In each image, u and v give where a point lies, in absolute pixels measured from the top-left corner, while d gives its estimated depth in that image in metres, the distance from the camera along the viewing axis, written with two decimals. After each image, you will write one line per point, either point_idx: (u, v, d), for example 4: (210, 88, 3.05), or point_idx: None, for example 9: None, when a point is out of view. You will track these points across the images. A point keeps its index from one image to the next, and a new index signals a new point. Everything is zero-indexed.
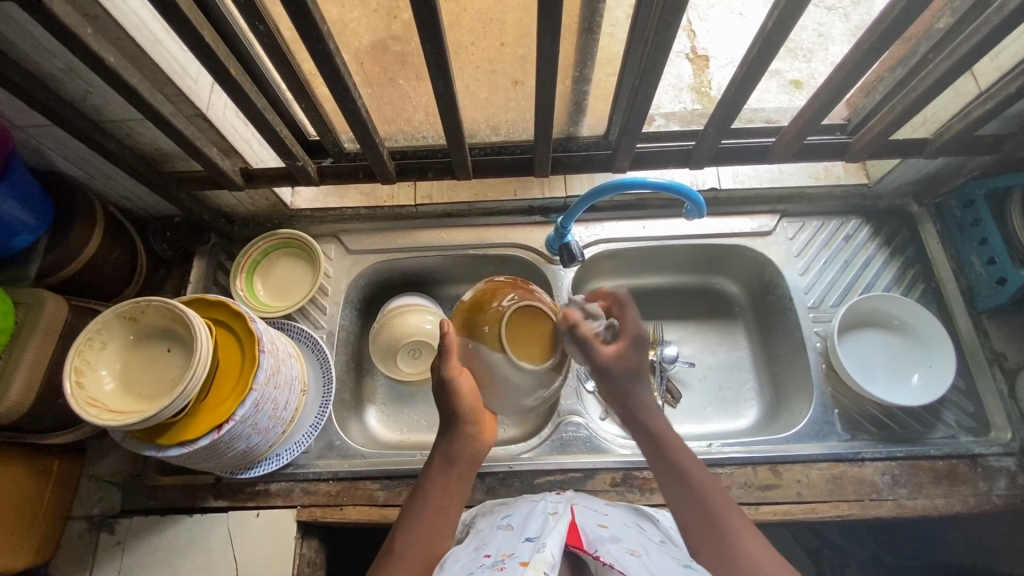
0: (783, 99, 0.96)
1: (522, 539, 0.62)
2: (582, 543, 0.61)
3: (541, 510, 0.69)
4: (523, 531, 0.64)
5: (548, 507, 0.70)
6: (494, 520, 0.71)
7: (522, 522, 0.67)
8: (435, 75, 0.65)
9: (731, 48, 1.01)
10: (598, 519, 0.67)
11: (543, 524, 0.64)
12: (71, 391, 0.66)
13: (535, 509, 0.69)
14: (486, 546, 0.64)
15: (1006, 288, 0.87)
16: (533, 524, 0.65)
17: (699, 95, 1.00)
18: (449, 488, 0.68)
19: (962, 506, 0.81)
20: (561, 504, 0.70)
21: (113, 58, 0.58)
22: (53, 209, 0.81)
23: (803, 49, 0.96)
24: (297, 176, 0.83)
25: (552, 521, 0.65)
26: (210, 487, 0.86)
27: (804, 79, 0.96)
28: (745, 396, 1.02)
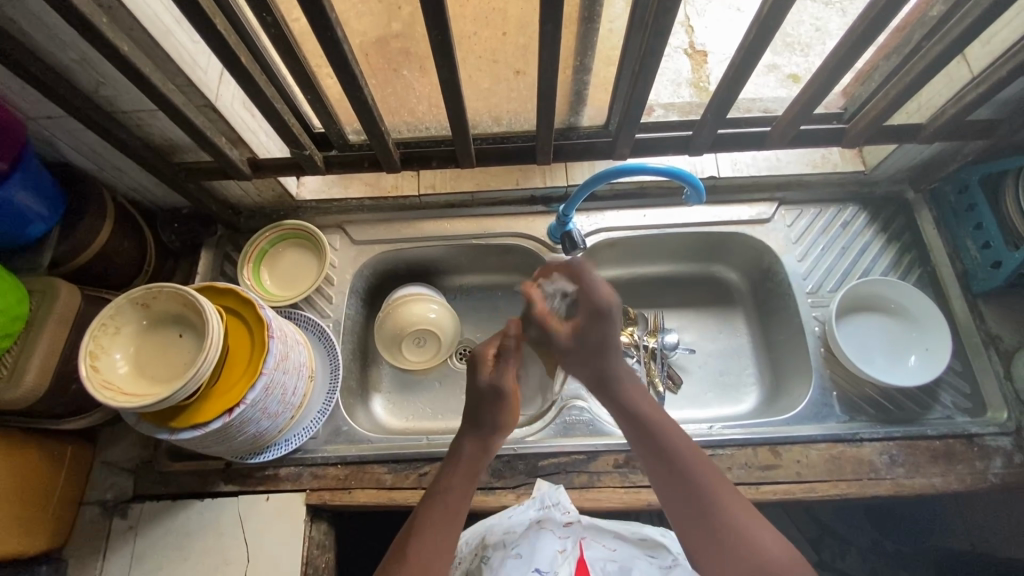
0: (781, 92, 0.98)
1: (532, 571, 0.74)
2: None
3: (552, 542, 0.77)
4: (533, 561, 0.75)
5: (558, 539, 0.78)
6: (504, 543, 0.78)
7: (531, 551, 0.76)
8: (440, 61, 0.67)
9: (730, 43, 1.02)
10: (605, 553, 0.78)
11: (552, 560, 0.76)
12: (86, 373, 0.67)
13: (545, 538, 0.77)
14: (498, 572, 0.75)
15: (1003, 271, 0.88)
16: (542, 557, 0.76)
17: (699, 90, 1.02)
18: (465, 488, 0.71)
19: (959, 485, 0.83)
20: (569, 539, 0.78)
21: (127, 47, 0.60)
22: (64, 200, 0.82)
23: (801, 43, 0.97)
24: (304, 166, 0.85)
25: (559, 558, 0.76)
26: (220, 472, 0.88)
27: (802, 73, 0.97)
28: (745, 381, 1.03)
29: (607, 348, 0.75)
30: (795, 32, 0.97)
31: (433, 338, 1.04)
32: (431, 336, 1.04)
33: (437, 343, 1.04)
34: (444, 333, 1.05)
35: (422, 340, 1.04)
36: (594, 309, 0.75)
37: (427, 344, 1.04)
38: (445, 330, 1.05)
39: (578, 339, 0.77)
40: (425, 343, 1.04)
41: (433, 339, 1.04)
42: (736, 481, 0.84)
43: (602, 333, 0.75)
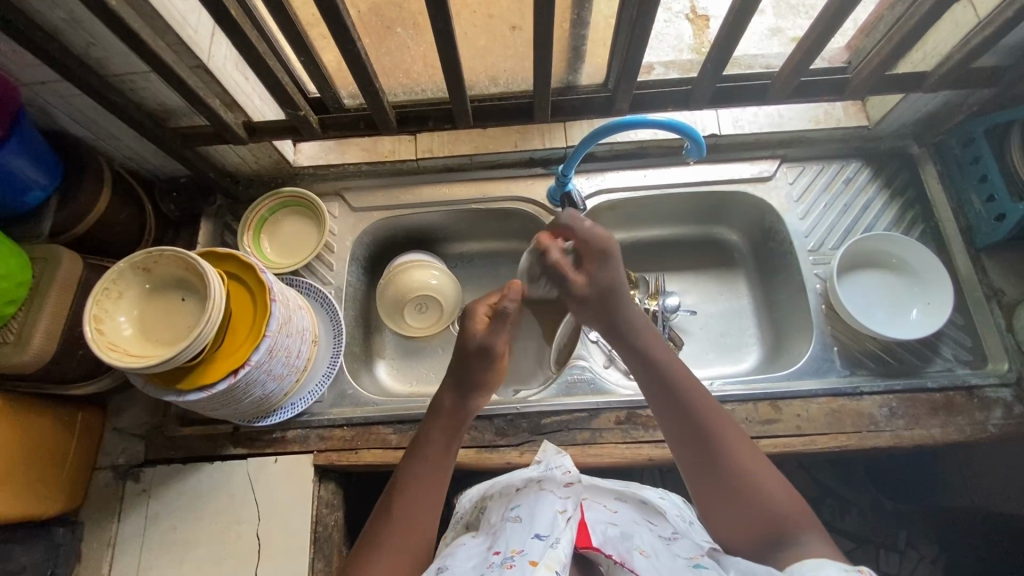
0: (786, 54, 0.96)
1: (532, 536, 0.62)
2: (592, 543, 0.63)
3: (551, 503, 0.66)
4: (532, 526, 0.63)
5: (558, 501, 0.67)
6: (504, 512, 0.70)
7: (530, 513, 0.65)
8: (433, 11, 0.65)
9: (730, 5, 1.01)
10: (606, 516, 0.69)
11: (553, 523, 0.63)
12: (91, 336, 0.68)
13: (545, 501, 0.67)
14: (496, 543, 0.64)
15: (1005, 224, 0.87)
16: (543, 520, 0.64)
17: (699, 56, 1.00)
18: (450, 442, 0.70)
19: (958, 435, 0.84)
20: (570, 500, 0.67)
21: (115, 2, 0.59)
22: (61, 167, 0.82)
23: (805, 6, 0.98)
24: (300, 129, 0.84)
25: (561, 521, 0.63)
26: (229, 436, 0.89)
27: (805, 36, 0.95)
28: (746, 340, 1.04)
29: (613, 291, 0.71)
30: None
31: (434, 303, 1.05)
32: (432, 301, 1.04)
33: (437, 307, 1.05)
34: (443, 298, 1.05)
35: (422, 305, 1.04)
36: (597, 251, 0.72)
37: (427, 308, 1.05)
38: (442, 295, 1.05)
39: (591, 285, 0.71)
40: (425, 309, 1.05)
41: (434, 304, 1.05)
42: None
43: (610, 276, 0.71)
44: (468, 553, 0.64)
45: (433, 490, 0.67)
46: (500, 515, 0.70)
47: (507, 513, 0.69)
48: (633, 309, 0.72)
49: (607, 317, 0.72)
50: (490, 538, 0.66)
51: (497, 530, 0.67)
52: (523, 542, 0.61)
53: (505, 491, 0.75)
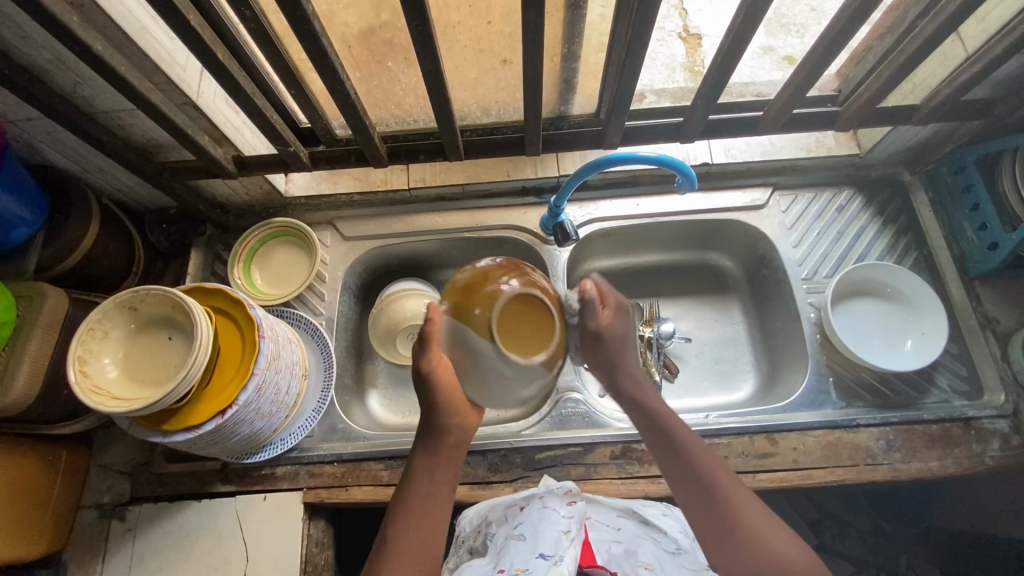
0: (776, 76, 0.97)
1: (537, 555, 0.64)
2: (596, 561, 0.65)
3: (555, 522, 0.68)
4: (538, 545, 0.66)
5: (561, 520, 0.69)
6: (508, 530, 0.72)
7: (535, 532, 0.68)
8: (422, 52, 0.64)
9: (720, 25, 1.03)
10: (610, 535, 0.71)
11: (558, 542, 0.65)
12: (75, 380, 0.67)
13: (548, 518, 0.70)
14: (502, 561, 0.67)
15: (999, 253, 0.87)
16: (547, 538, 0.66)
17: (693, 74, 1.01)
18: (442, 463, 0.65)
19: (955, 468, 0.83)
20: (574, 518, 0.69)
21: (101, 46, 0.58)
22: (48, 203, 0.81)
23: (796, 23, 0.96)
24: (290, 162, 0.84)
25: (565, 539, 0.65)
26: (217, 473, 0.88)
27: (797, 55, 0.96)
28: (741, 368, 1.03)
29: (624, 342, 0.65)
30: (791, 11, 0.96)
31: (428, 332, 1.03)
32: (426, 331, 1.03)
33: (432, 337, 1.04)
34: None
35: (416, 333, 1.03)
36: (618, 303, 0.66)
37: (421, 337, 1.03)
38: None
39: (602, 334, 0.64)
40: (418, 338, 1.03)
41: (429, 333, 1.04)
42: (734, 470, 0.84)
43: (626, 325, 0.66)
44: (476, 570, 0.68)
45: (427, 524, 0.62)
46: (505, 533, 0.72)
47: (513, 532, 0.71)
48: (633, 361, 0.67)
49: (606, 368, 0.67)
50: (496, 556, 0.69)
51: (502, 547, 0.69)
52: (528, 561, 0.64)
53: (508, 509, 0.77)
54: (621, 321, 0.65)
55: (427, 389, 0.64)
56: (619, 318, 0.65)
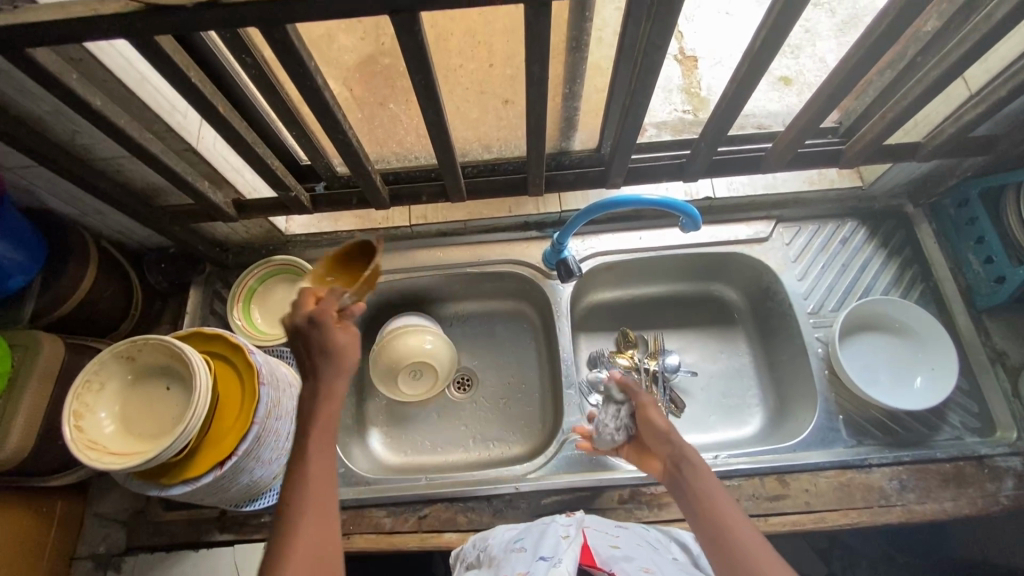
0: (773, 96, 0.98)
1: (537, 558, 0.63)
2: (595, 562, 0.62)
3: (555, 530, 0.69)
4: (537, 550, 0.65)
5: (561, 528, 0.70)
6: (507, 545, 0.71)
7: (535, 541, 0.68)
8: (425, 105, 0.63)
9: (717, 47, 1.03)
10: (610, 540, 0.69)
11: (556, 546, 0.64)
12: (71, 436, 0.65)
13: (549, 530, 0.69)
14: (501, 569, 0.65)
15: (1005, 287, 0.87)
16: (547, 543, 0.66)
17: (690, 96, 1.02)
18: (319, 463, 0.56)
19: (970, 509, 0.81)
20: (573, 525, 0.70)
21: (101, 102, 0.57)
22: (45, 248, 0.80)
23: (791, 46, 0.98)
24: (291, 206, 0.83)
25: (565, 543, 0.66)
26: (215, 521, 0.86)
27: (792, 76, 0.98)
28: (749, 403, 1.01)
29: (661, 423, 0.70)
30: None
31: (431, 368, 1.00)
32: (428, 367, 0.99)
33: (433, 372, 1.00)
34: (437, 365, 1.00)
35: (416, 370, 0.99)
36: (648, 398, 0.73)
37: (423, 372, 1.00)
38: (438, 363, 1.00)
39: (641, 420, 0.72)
40: (420, 374, 1.00)
41: (431, 369, 1.00)
42: (745, 513, 0.82)
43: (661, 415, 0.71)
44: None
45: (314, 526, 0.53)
46: (503, 546, 0.71)
47: (512, 546, 0.70)
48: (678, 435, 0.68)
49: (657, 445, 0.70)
50: (495, 569, 0.67)
51: (500, 561, 0.68)
52: (528, 565, 0.62)
53: (509, 529, 0.76)
54: (654, 413, 0.71)
55: (310, 353, 0.59)
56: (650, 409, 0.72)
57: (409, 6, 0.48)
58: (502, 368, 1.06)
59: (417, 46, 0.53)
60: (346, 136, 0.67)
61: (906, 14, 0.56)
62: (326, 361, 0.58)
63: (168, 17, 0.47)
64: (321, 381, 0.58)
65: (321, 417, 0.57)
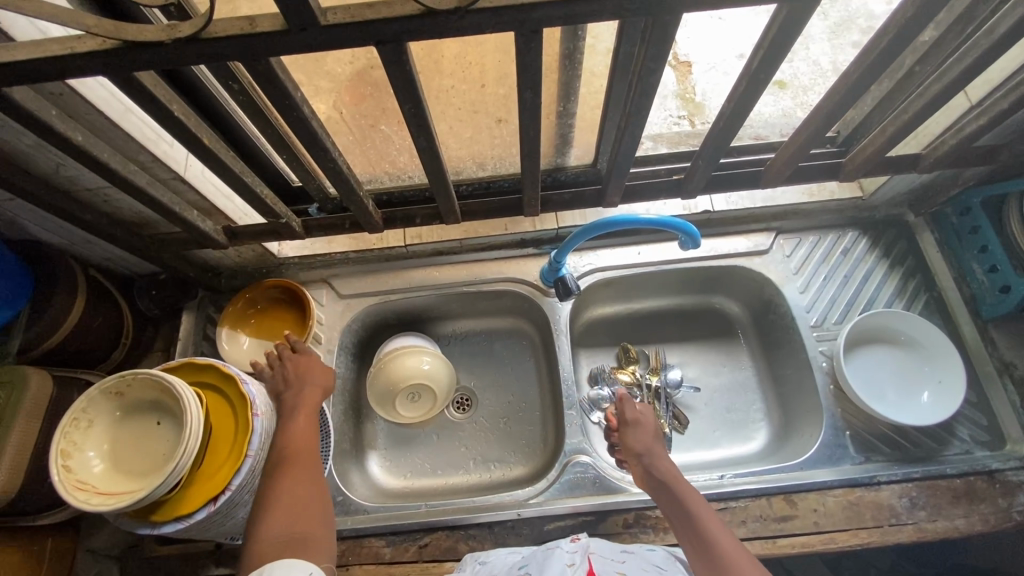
0: (770, 100, 0.99)
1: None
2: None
3: (560, 557, 0.69)
4: None
5: (566, 554, 0.70)
6: (511, 571, 0.70)
7: (540, 567, 0.68)
8: (416, 132, 0.61)
9: (712, 53, 1.05)
10: (616, 566, 0.68)
11: None
12: (58, 477, 0.63)
13: (553, 556, 0.69)
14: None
15: (1011, 297, 0.85)
16: (553, 568, 0.67)
17: (685, 101, 1.02)
18: (306, 433, 0.77)
19: (982, 526, 0.79)
20: (578, 551, 0.70)
21: (82, 136, 0.56)
22: (31, 281, 0.78)
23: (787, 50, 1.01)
24: (281, 231, 0.81)
25: (571, 570, 0.66)
26: (210, 555, 0.84)
27: (787, 80, 1.00)
28: (754, 417, 1.00)
29: (649, 434, 0.80)
30: None
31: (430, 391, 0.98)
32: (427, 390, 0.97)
33: (432, 394, 0.98)
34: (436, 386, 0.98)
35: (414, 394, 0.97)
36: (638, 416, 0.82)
37: (422, 395, 0.98)
38: (437, 384, 0.98)
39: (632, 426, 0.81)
40: (418, 398, 0.98)
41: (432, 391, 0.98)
42: (753, 535, 0.80)
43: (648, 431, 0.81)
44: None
45: (304, 476, 0.71)
46: (506, 569, 0.71)
47: (515, 570, 0.69)
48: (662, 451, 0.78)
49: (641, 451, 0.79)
50: None
51: None
52: None
53: (510, 556, 0.74)
54: (636, 434, 0.80)
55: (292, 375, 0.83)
56: (634, 429, 0.81)
57: (395, 36, 0.47)
58: (501, 387, 1.04)
59: (404, 75, 0.52)
60: (335, 164, 0.66)
61: (907, 32, 0.55)
62: (303, 376, 0.83)
63: (146, 53, 0.45)
64: (297, 389, 0.82)
65: (298, 408, 0.79)
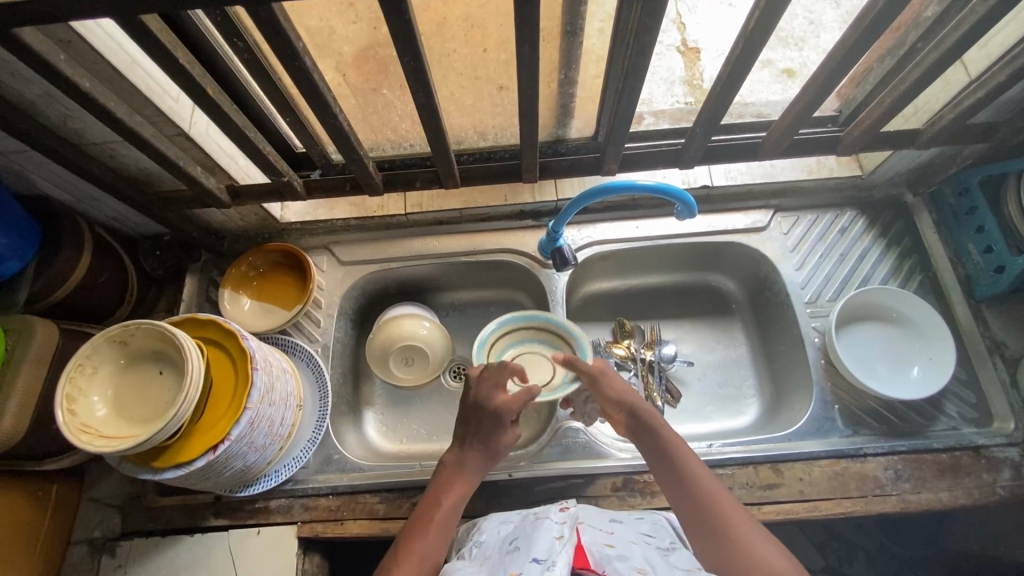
0: (776, 90, 0.94)
1: (529, 560, 0.61)
2: (589, 563, 0.62)
3: (549, 529, 0.66)
4: (530, 551, 0.62)
5: (555, 526, 0.67)
6: (503, 544, 0.68)
7: (528, 541, 0.65)
8: (415, 87, 0.63)
9: (722, 40, 0.99)
10: (605, 539, 0.67)
11: (550, 547, 0.62)
12: (63, 419, 0.65)
13: (542, 528, 0.67)
14: (494, 570, 0.62)
15: (1005, 276, 0.86)
16: (540, 544, 0.63)
17: (692, 88, 0.99)
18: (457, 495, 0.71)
19: (966, 499, 0.81)
20: (566, 524, 0.67)
21: (89, 84, 0.57)
22: (39, 234, 0.80)
23: (794, 38, 0.92)
24: (284, 192, 0.83)
25: (557, 547, 0.62)
26: (209, 506, 0.86)
27: (797, 69, 0.93)
28: (746, 393, 1.01)
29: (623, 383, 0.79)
30: (789, 26, 0.91)
31: (523, 321, 0.92)
32: (516, 317, 0.91)
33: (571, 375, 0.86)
34: (538, 327, 0.92)
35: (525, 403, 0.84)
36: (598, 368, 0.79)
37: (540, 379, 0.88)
38: (544, 332, 0.92)
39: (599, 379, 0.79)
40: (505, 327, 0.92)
41: (534, 336, 0.92)
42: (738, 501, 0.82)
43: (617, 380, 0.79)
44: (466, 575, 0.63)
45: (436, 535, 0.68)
46: (498, 545, 0.69)
47: (506, 544, 0.68)
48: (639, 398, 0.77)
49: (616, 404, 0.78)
50: (490, 567, 0.64)
51: (495, 560, 0.65)
52: (520, 566, 0.60)
53: (502, 525, 0.74)
54: (610, 386, 0.78)
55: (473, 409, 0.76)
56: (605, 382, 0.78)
57: None
58: None
59: (405, 24, 0.53)
60: (336, 120, 0.67)
61: None
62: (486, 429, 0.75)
63: None
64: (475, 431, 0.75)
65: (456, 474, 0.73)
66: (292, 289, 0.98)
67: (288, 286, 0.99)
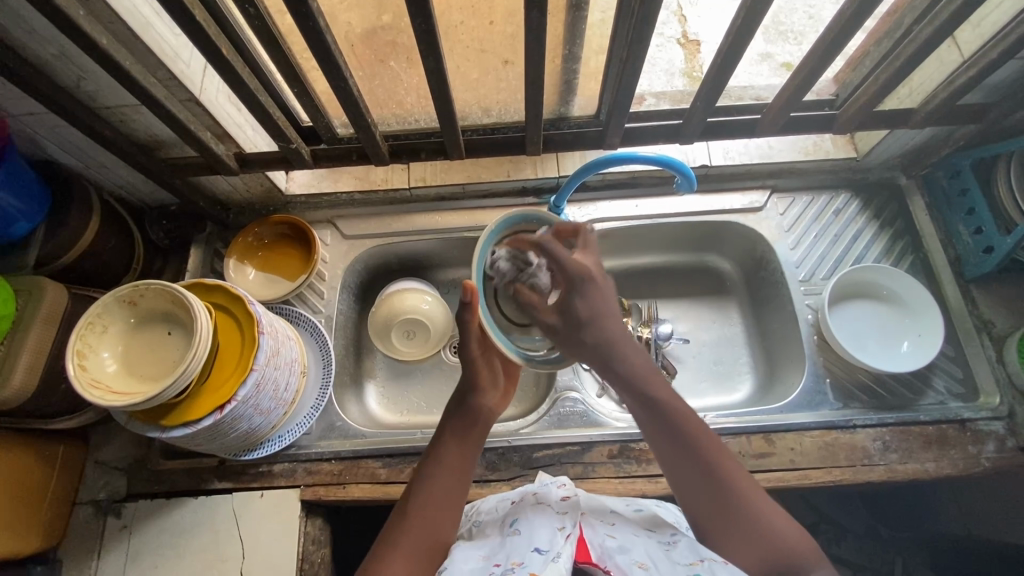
0: (774, 82, 0.96)
1: (531, 550, 0.58)
2: (591, 557, 0.58)
3: (550, 518, 0.63)
4: (532, 540, 0.59)
5: (556, 517, 0.63)
6: (503, 528, 0.66)
7: (528, 529, 0.62)
8: (425, 52, 0.64)
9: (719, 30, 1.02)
10: (607, 530, 0.64)
11: (553, 538, 0.59)
12: (73, 373, 0.67)
13: (543, 517, 0.64)
14: (494, 556, 0.60)
15: (993, 256, 0.88)
16: (541, 534, 0.60)
17: (691, 80, 1.01)
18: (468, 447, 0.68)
19: (951, 470, 0.83)
20: (568, 517, 0.63)
21: (106, 41, 0.58)
22: (49, 197, 0.81)
23: (793, 32, 0.96)
24: (292, 160, 0.84)
25: (560, 538, 0.59)
26: (214, 470, 0.88)
27: (794, 62, 0.95)
28: (740, 369, 1.03)
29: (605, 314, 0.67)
30: (788, 20, 0.97)
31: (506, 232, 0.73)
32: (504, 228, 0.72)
33: None
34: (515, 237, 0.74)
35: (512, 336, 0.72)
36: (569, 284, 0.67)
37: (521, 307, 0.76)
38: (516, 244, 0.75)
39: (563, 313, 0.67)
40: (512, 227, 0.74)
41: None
42: None
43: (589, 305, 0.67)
44: (466, 560, 0.60)
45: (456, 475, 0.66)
46: (497, 531, 0.66)
47: (506, 530, 0.65)
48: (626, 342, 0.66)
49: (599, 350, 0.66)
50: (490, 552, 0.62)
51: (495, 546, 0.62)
52: (522, 555, 0.57)
53: (500, 508, 0.72)
54: (582, 299, 0.67)
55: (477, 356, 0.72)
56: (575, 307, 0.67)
57: None
58: None
59: None
60: (346, 85, 0.68)
61: None
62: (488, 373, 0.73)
63: None
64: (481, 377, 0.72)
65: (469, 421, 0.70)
66: (295, 261, 1.00)
67: (291, 257, 1.00)
